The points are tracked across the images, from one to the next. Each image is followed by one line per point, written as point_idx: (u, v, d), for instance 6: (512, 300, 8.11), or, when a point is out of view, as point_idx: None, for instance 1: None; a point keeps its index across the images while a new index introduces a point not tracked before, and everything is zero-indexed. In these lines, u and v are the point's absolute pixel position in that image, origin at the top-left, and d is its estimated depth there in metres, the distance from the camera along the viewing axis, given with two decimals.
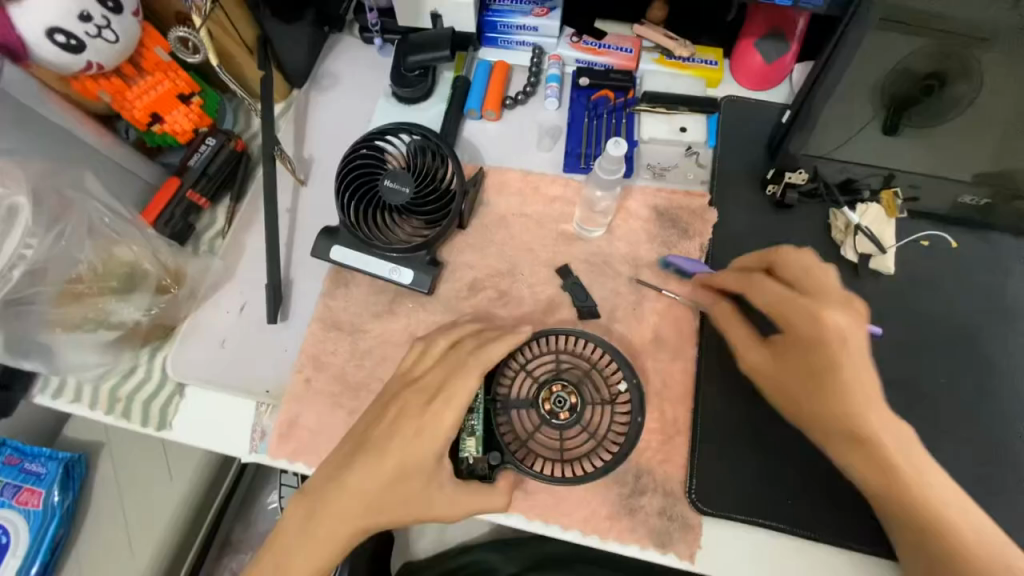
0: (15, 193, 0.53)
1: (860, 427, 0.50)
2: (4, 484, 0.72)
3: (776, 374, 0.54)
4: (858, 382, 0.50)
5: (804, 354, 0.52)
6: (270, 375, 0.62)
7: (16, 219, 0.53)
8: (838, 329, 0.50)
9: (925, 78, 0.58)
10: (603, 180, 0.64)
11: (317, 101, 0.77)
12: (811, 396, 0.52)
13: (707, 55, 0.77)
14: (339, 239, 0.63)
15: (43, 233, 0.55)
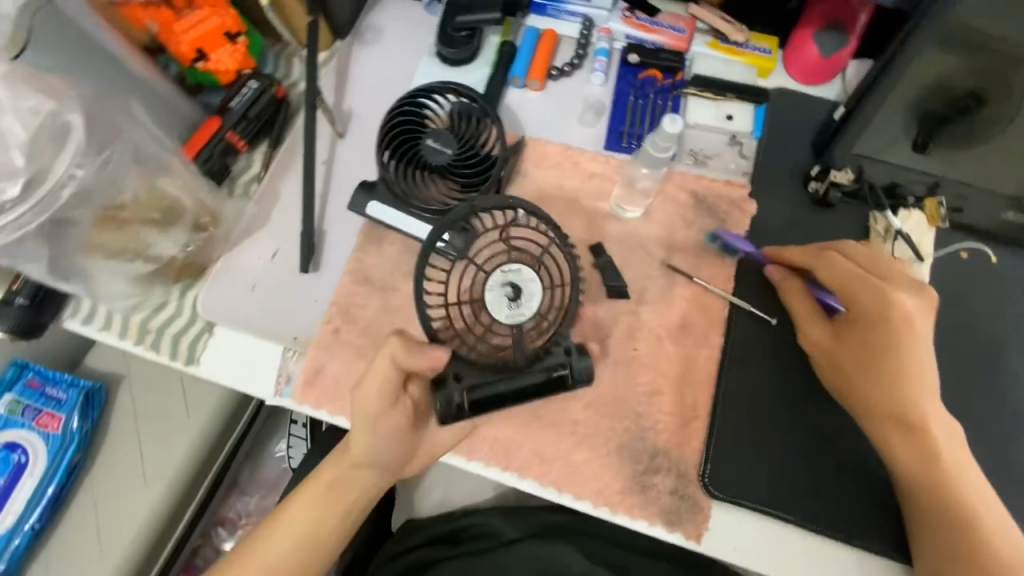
0: (68, 110, 0.51)
1: (908, 404, 0.54)
2: (26, 405, 0.74)
3: (834, 349, 0.57)
4: (917, 364, 0.54)
5: (866, 332, 0.56)
6: (299, 322, 0.62)
7: (67, 138, 0.51)
8: (907, 312, 0.54)
9: (964, 96, 0.58)
10: (653, 159, 0.64)
11: (359, 54, 0.76)
12: (866, 373, 0.55)
13: (762, 42, 0.75)
14: (377, 194, 0.64)
15: (92, 156, 0.53)
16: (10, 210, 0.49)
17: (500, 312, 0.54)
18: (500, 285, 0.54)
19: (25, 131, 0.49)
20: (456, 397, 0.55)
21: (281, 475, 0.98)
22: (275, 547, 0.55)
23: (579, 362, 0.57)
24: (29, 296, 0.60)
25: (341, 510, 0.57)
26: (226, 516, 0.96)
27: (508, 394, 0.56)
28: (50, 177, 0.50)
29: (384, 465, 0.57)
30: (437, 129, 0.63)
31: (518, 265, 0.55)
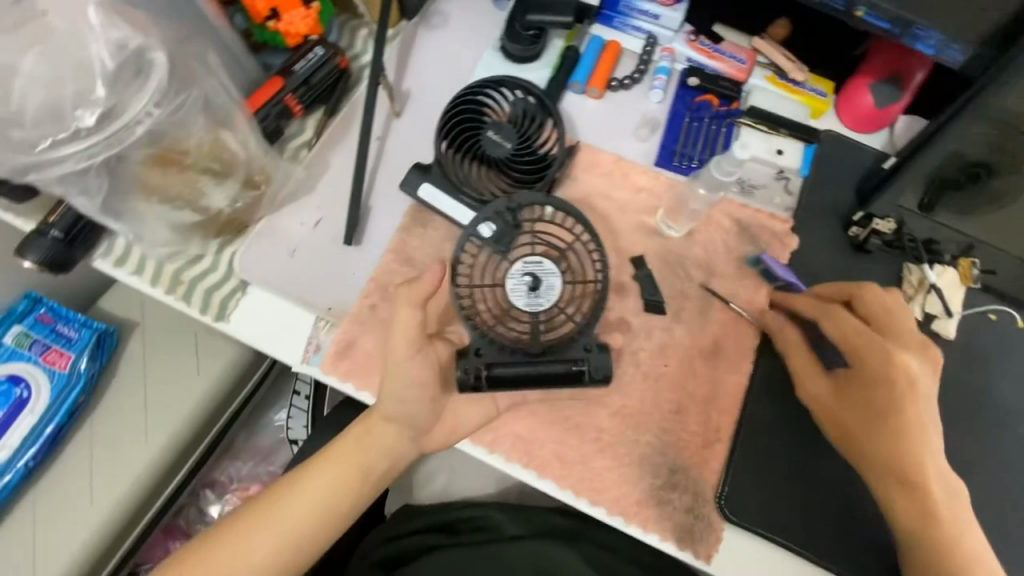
0: (156, 49, 0.48)
1: (911, 468, 0.53)
2: (34, 339, 0.73)
3: (835, 406, 0.57)
4: (921, 427, 0.53)
5: (868, 391, 0.55)
6: (335, 293, 0.62)
7: (145, 77, 0.49)
8: (912, 374, 0.54)
9: (973, 165, 0.62)
10: (713, 181, 0.65)
11: (423, 37, 0.76)
12: (869, 434, 0.55)
13: (818, 84, 0.76)
14: (430, 177, 0.64)
15: (169, 100, 0.51)
16: (84, 138, 0.48)
17: (518, 300, 0.57)
18: (520, 273, 0.57)
19: (111, 60, 0.47)
20: (474, 368, 0.55)
21: (277, 444, 0.96)
22: (296, 507, 0.55)
23: (597, 357, 0.57)
24: (65, 230, 0.58)
25: (364, 473, 0.56)
26: (216, 478, 0.94)
27: (529, 377, 0.55)
28: (128, 112, 0.49)
29: (413, 440, 0.57)
30: (498, 121, 0.64)
31: (540, 258, 0.57)
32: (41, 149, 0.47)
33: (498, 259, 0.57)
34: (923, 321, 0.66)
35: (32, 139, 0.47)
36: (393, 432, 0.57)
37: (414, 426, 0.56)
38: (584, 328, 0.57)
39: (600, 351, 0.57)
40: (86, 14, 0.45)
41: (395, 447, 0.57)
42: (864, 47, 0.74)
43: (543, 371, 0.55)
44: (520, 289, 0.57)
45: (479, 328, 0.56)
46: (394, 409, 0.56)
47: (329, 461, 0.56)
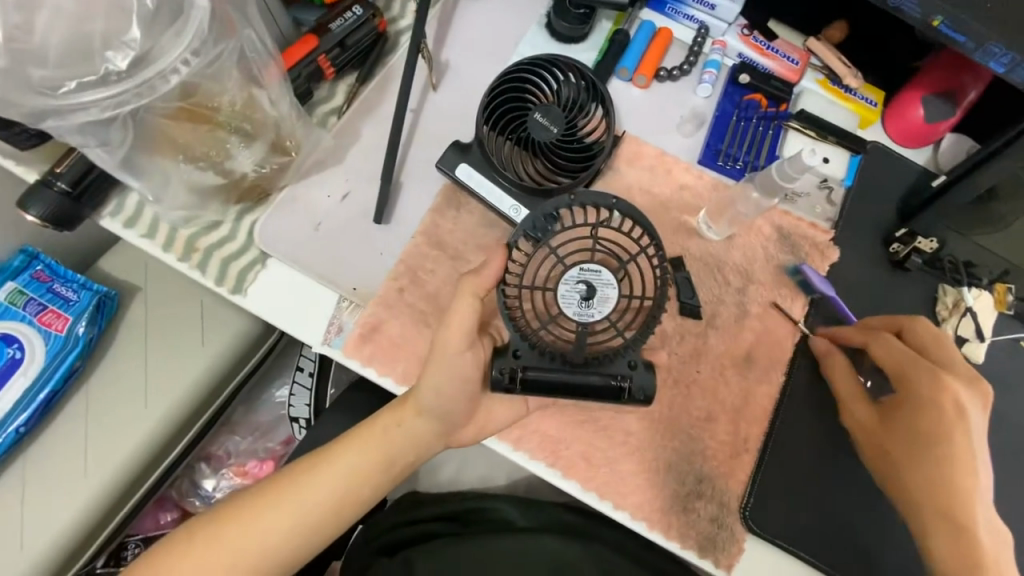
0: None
1: (959, 505, 0.50)
2: (29, 298, 0.68)
3: (880, 434, 0.56)
4: (969, 462, 0.51)
5: (914, 421, 0.53)
6: (360, 273, 0.59)
7: (184, 20, 0.44)
8: (961, 405, 0.52)
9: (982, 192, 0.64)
10: (772, 184, 0.61)
11: (465, 6, 0.71)
12: (913, 466, 0.53)
13: (869, 93, 0.74)
14: (469, 157, 0.60)
15: (208, 49, 0.47)
16: (114, 84, 0.43)
17: (568, 309, 0.51)
18: (575, 281, 0.51)
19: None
20: (510, 368, 0.52)
21: (277, 421, 0.94)
22: (309, 493, 0.52)
23: (641, 376, 0.53)
24: (72, 183, 0.53)
25: (385, 466, 0.54)
26: (212, 452, 0.91)
27: (567, 386, 0.52)
28: (163, 57, 0.44)
29: (443, 430, 0.55)
30: (546, 104, 0.60)
31: (599, 268, 0.51)
32: (63, 92, 0.43)
33: (553, 262, 0.52)
34: (953, 344, 0.65)
35: (55, 80, 0.42)
36: (423, 426, 0.54)
37: (445, 421, 0.54)
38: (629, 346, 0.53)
39: (645, 370, 0.53)
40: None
41: (420, 441, 0.55)
42: (926, 58, 0.71)
43: (581, 382, 0.52)
44: (572, 297, 0.51)
45: (523, 330, 0.52)
46: (429, 403, 0.53)
47: (352, 450, 0.54)
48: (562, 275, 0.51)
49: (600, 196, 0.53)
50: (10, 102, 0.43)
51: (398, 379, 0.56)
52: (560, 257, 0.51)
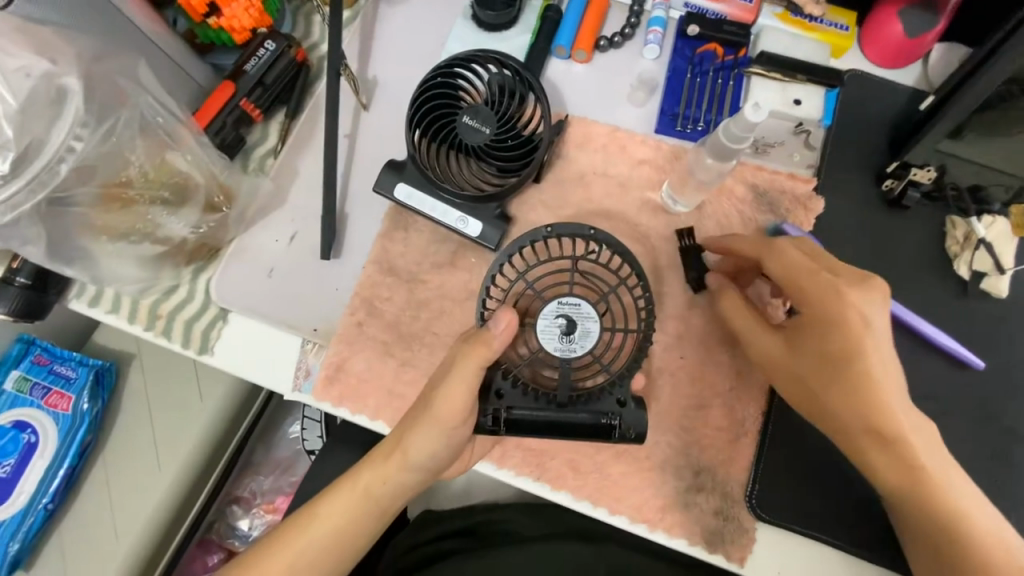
0: (64, 73, 0.46)
1: (885, 422, 0.46)
2: (33, 383, 0.71)
3: (788, 362, 0.50)
4: (880, 372, 0.46)
5: (822, 340, 0.47)
6: (320, 314, 0.58)
7: (66, 103, 0.47)
8: (864, 314, 0.46)
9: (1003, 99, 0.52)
10: (724, 148, 0.54)
11: (385, 15, 0.68)
12: (831, 387, 0.47)
13: (837, 17, 0.67)
14: (406, 175, 0.58)
15: (93, 127, 0.48)
16: (4, 187, 0.45)
17: (548, 345, 0.49)
18: (554, 316, 0.49)
19: (14, 96, 0.44)
20: (498, 414, 0.49)
21: (295, 456, 0.96)
22: (295, 557, 0.51)
23: (634, 415, 0.49)
24: (31, 277, 0.55)
25: (376, 520, 0.53)
26: (240, 495, 0.94)
27: (555, 426, 0.48)
28: (47, 148, 0.46)
29: (429, 470, 0.52)
30: (474, 104, 0.57)
31: (578, 300, 0.49)
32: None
33: (531, 297, 0.51)
34: (970, 281, 0.59)
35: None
36: (410, 479, 0.52)
37: (431, 471, 0.52)
38: (619, 384, 0.49)
39: (637, 406, 0.49)
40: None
41: (409, 490, 0.54)
42: None
43: (567, 423, 0.48)
44: (551, 333, 0.49)
45: (508, 368, 0.50)
46: (417, 461, 0.51)
47: (338, 511, 0.52)
48: (540, 309, 0.49)
49: (578, 227, 0.51)
50: None
51: (372, 415, 0.55)
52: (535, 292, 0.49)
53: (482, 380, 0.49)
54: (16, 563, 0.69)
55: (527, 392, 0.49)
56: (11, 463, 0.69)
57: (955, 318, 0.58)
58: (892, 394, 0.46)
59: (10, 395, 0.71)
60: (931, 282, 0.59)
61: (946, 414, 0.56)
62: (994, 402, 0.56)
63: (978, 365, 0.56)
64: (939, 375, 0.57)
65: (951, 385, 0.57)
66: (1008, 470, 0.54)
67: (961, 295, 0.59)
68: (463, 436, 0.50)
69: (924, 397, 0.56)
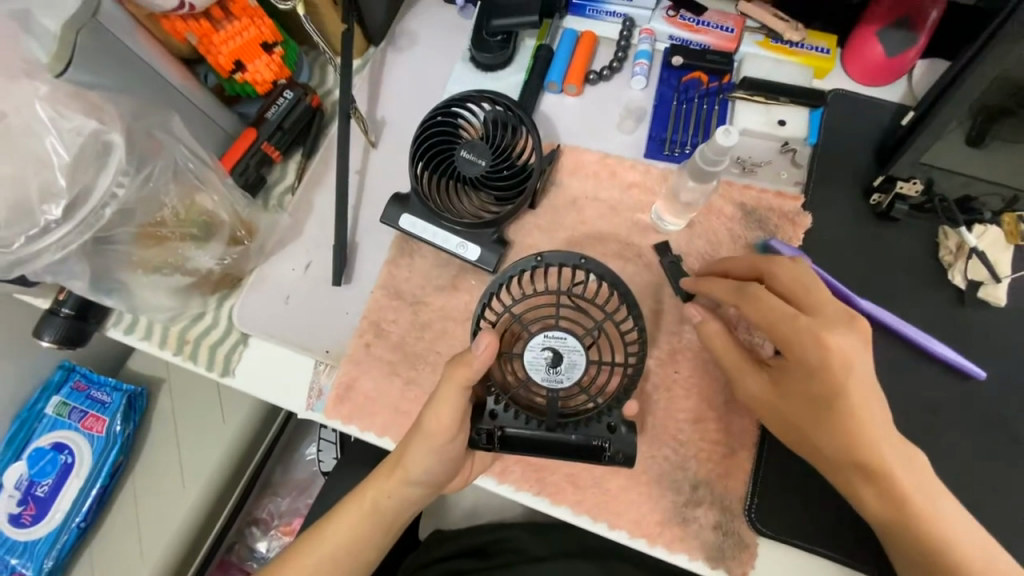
0: (111, 130, 0.52)
1: (871, 460, 0.46)
2: (73, 407, 0.78)
3: (775, 403, 0.51)
4: (865, 412, 0.46)
5: (805, 382, 0.48)
6: (332, 337, 0.62)
7: (110, 155, 0.52)
8: (846, 357, 0.46)
9: (983, 113, 0.54)
10: (702, 172, 0.58)
11: (392, 62, 0.75)
12: (817, 427, 0.48)
13: (819, 41, 0.69)
14: (409, 207, 0.63)
15: (134, 174, 0.54)
16: (56, 230, 0.50)
17: (535, 375, 0.51)
18: (541, 347, 0.51)
19: (66, 151, 0.50)
20: (492, 437, 0.51)
21: (311, 477, 0.99)
22: (308, 571, 0.54)
23: (623, 439, 0.51)
24: (74, 307, 0.61)
25: (382, 533, 0.55)
26: (258, 516, 0.97)
27: (546, 445, 0.50)
28: (93, 195, 0.51)
29: (431, 483, 0.54)
30: (471, 139, 0.61)
31: (564, 334, 0.51)
32: (13, 248, 0.49)
33: (519, 330, 0.53)
34: (966, 290, 0.59)
35: (7, 240, 0.49)
36: (414, 491, 0.55)
37: (434, 484, 0.55)
38: (608, 412, 0.52)
39: (626, 432, 0.51)
40: (35, 110, 0.50)
41: (413, 503, 0.56)
42: None
43: (557, 445, 0.50)
44: (538, 364, 0.51)
45: (500, 395, 0.52)
46: (419, 473, 0.53)
47: (346, 525, 0.54)
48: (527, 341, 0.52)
49: (569, 257, 0.54)
50: None
51: (378, 432, 0.58)
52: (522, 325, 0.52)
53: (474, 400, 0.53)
54: None
55: (520, 417, 0.52)
56: (49, 483, 0.75)
57: (953, 328, 0.58)
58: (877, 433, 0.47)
59: (51, 419, 0.77)
60: (926, 293, 0.60)
61: (949, 425, 0.55)
62: (999, 411, 0.55)
63: (979, 374, 0.56)
64: (940, 386, 0.56)
65: (953, 395, 0.56)
66: (1017, 480, 0.54)
67: (958, 305, 0.59)
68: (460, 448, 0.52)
69: (926, 408, 0.56)
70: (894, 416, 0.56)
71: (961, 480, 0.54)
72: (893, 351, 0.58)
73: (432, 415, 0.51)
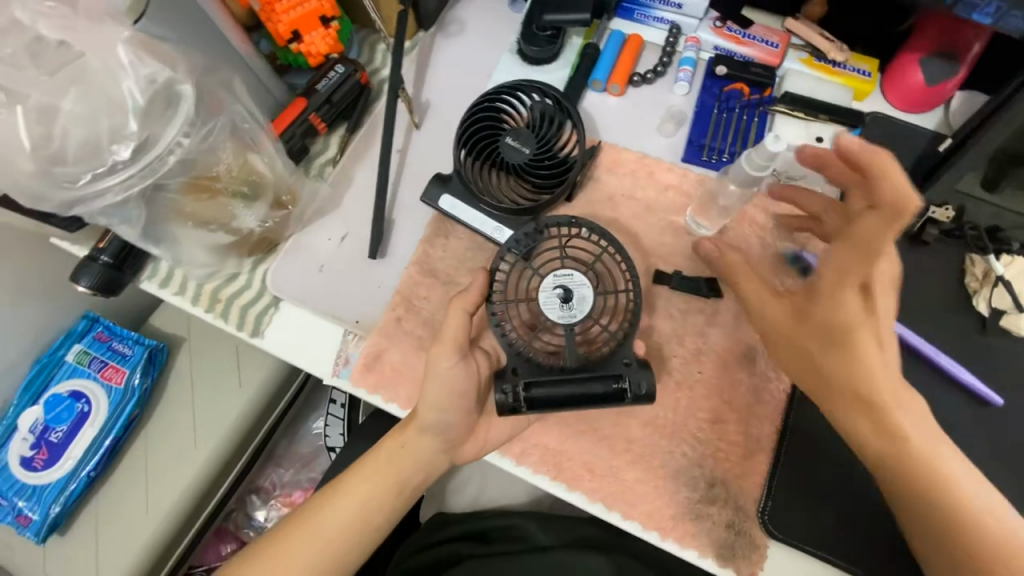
0: (184, 81, 0.50)
1: (869, 390, 0.46)
2: (93, 356, 0.78)
3: (792, 331, 0.50)
4: (875, 345, 0.45)
5: (825, 311, 0.46)
6: (362, 307, 0.63)
7: (178, 107, 0.51)
8: (868, 284, 0.43)
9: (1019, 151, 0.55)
10: (747, 177, 0.59)
11: (440, 47, 0.76)
12: (828, 358, 0.47)
13: (860, 64, 0.71)
14: (450, 187, 0.64)
15: (198, 127, 0.53)
16: (121, 171, 0.49)
17: (552, 315, 0.54)
18: (552, 286, 0.55)
19: (142, 95, 0.48)
20: (516, 391, 0.53)
21: (316, 451, 1.00)
22: (321, 529, 0.55)
23: (638, 374, 0.53)
24: (113, 256, 0.62)
25: (396, 493, 0.57)
26: (260, 484, 0.98)
27: (569, 396, 0.52)
28: (160, 142, 0.50)
29: (446, 437, 0.56)
30: (516, 127, 0.63)
31: (570, 270, 0.55)
32: (79, 184, 0.49)
33: (531, 275, 0.57)
34: (989, 317, 0.60)
35: (73, 175, 0.48)
36: (427, 443, 0.57)
37: (448, 436, 0.56)
38: (622, 347, 0.54)
39: (642, 367, 0.54)
40: (116, 53, 0.47)
41: (427, 459, 0.57)
42: (910, 21, 0.67)
43: (579, 388, 0.52)
44: (552, 303, 0.55)
45: (518, 346, 0.54)
46: (431, 421, 0.55)
47: (361, 480, 0.56)
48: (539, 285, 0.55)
49: (563, 218, 0.58)
50: (44, 198, 0.49)
51: (401, 404, 0.59)
52: (533, 269, 0.56)
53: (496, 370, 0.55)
54: (54, 526, 0.74)
55: (536, 362, 0.54)
56: (63, 430, 0.75)
57: (974, 353, 0.59)
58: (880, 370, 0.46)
59: (70, 366, 0.78)
60: (950, 316, 0.61)
61: (963, 446, 0.56)
62: (1013, 437, 0.57)
63: (996, 402, 0.57)
64: (957, 409, 0.58)
65: (969, 419, 0.57)
66: None
67: (980, 331, 0.60)
68: (469, 401, 0.55)
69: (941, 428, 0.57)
70: None
71: None
72: (912, 369, 0.59)
73: (444, 374, 0.54)
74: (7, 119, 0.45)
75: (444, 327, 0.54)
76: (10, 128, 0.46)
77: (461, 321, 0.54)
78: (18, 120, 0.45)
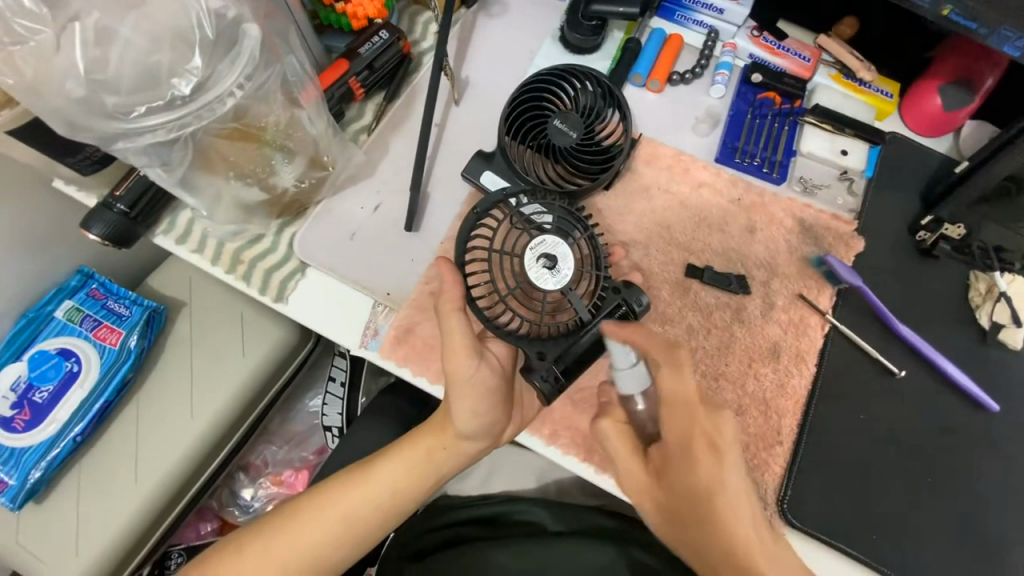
0: (251, 22, 0.49)
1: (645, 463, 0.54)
2: (86, 315, 0.73)
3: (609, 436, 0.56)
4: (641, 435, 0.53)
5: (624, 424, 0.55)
6: (393, 279, 0.61)
7: (241, 48, 0.49)
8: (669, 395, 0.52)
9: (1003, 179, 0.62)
10: (823, 164, 0.72)
11: (481, 26, 0.75)
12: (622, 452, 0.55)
13: (884, 85, 0.75)
14: (493, 165, 0.63)
15: (258, 71, 0.51)
16: (178, 108, 0.47)
17: (547, 285, 0.56)
18: (535, 260, 0.56)
19: (211, 30, 0.47)
20: (551, 373, 0.55)
21: (310, 430, 0.96)
22: (349, 508, 0.55)
23: (632, 294, 0.56)
24: (130, 205, 0.58)
25: (430, 486, 0.57)
26: (250, 462, 0.94)
27: (592, 350, 0.55)
28: (221, 83, 0.48)
29: (488, 437, 0.56)
30: (565, 111, 0.63)
31: (541, 237, 0.57)
32: (130, 116, 0.47)
33: (509, 261, 0.57)
34: (989, 330, 0.64)
35: (126, 106, 0.46)
36: (467, 448, 0.56)
37: (490, 436, 0.56)
38: (603, 278, 0.57)
39: (630, 286, 0.57)
40: None
41: (466, 460, 0.58)
42: (936, 49, 0.71)
43: (594, 336, 0.55)
44: (542, 274, 0.56)
45: (528, 333, 0.56)
46: (470, 428, 0.54)
47: (397, 470, 0.56)
48: (523, 266, 0.56)
49: (494, 198, 0.58)
50: (85, 127, 0.46)
51: (431, 379, 0.58)
52: (509, 254, 0.56)
53: (510, 360, 0.58)
54: (33, 491, 0.69)
55: (550, 337, 0.56)
56: (49, 389, 0.70)
57: (975, 363, 0.63)
58: (730, 475, 0.50)
59: (59, 322, 0.73)
60: (954, 328, 0.65)
61: (962, 448, 0.60)
62: (1004, 442, 0.61)
63: (993, 408, 0.61)
64: (958, 413, 0.61)
65: (969, 422, 0.61)
66: (1015, 507, 0.58)
67: (981, 343, 0.64)
68: (504, 386, 0.56)
69: (944, 430, 0.60)
70: (917, 434, 0.60)
71: (967, 500, 0.58)
72: (920, 374, 0.62)
73: (476, 362, 0.54)
74: (51, 39, 0.42)
75: (448, 339, 0.53)
76: (56, 50, 0.43)
77: (461, 326, 0.53)
78: (71, 41, 0.43)
